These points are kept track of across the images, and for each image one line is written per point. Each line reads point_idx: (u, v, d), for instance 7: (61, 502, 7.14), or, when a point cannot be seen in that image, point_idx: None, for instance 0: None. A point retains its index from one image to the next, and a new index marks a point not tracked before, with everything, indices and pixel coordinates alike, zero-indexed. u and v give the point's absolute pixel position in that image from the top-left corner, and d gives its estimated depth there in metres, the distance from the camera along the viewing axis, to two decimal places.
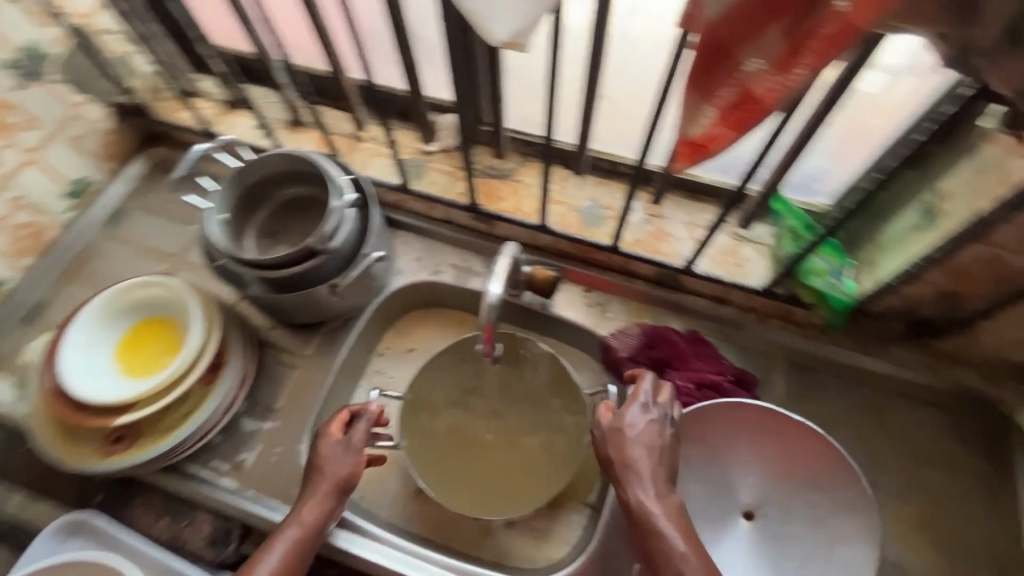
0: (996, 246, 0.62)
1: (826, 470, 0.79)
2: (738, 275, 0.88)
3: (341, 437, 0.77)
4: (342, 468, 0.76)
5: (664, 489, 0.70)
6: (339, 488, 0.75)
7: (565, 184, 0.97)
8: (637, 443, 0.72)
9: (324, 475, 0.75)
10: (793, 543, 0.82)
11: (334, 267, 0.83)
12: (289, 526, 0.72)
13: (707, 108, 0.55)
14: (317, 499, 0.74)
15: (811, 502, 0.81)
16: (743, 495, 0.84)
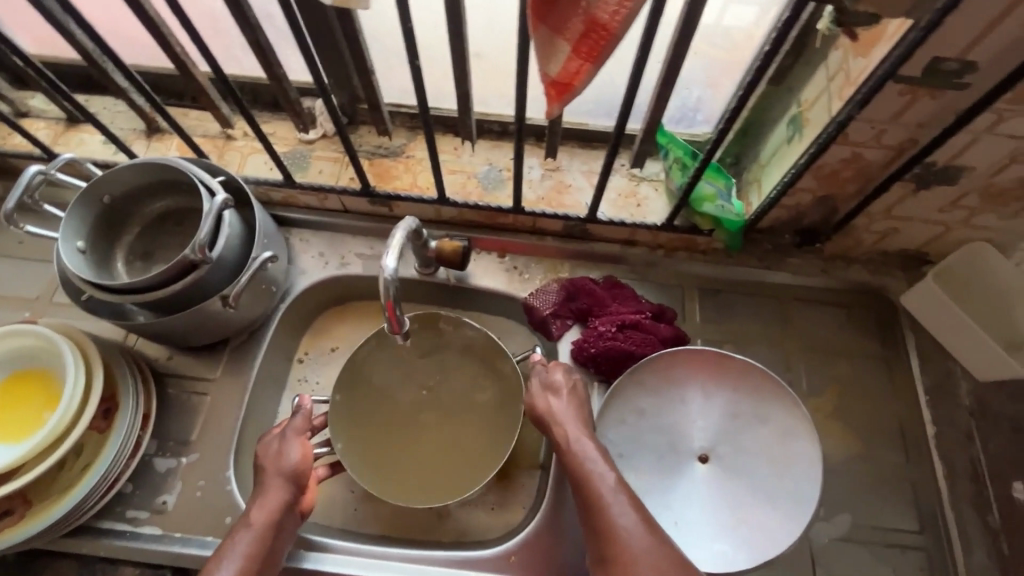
0: (854, 144, 0.66)
1: (753, 395, 0.76)
2: (638, 214, 0.89)
3: (279, 433, 0.67)
4: (290, 457, 0.65)
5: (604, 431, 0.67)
6: (290, 480, 0.63)
7: (458, 152, 0.92)
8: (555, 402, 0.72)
9: (270, 472, 0.64)
10: (749, 482, 0.73)
11: (221, 278, 0.74)
12: (239, 533, 0.59)
13: (561, 42, 0.45)
14: (270, 495, 0.62)
15: (762, 435, 0.75)
16: (693, 440, 0.76)
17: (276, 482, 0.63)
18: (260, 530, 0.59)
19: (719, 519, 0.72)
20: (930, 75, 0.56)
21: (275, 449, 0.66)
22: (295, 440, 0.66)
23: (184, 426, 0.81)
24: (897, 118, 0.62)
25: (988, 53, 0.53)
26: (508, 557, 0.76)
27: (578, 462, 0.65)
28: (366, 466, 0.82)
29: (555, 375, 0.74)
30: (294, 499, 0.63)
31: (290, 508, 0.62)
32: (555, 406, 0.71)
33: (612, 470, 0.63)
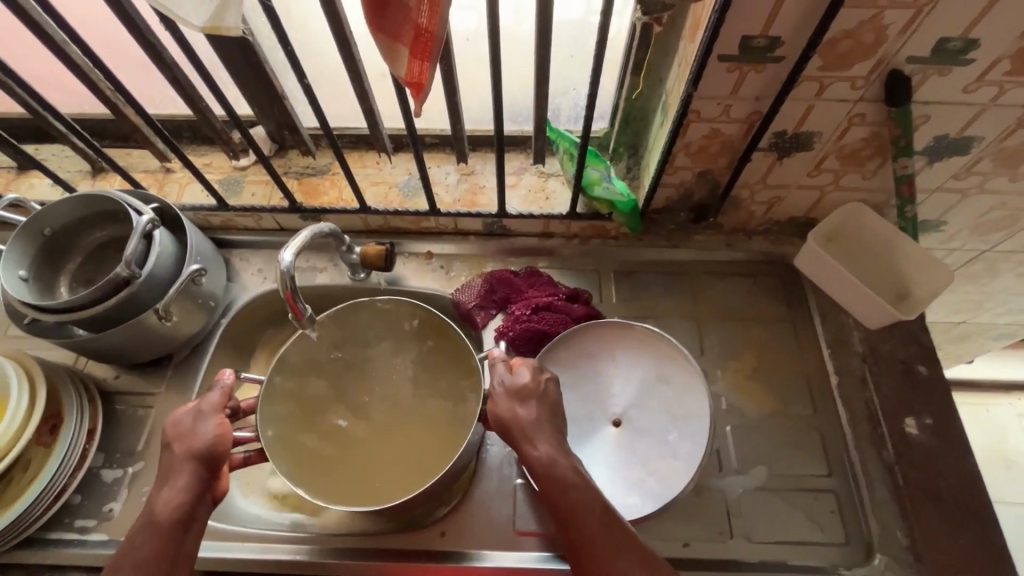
0: (708, 120, 0.74)
1: (656, 360, 0.82)
2: (547, 206, 0.96)
3: (194, 408, 0.70)
4: (195, 443, 0.66)
5: (535, 409, 0.67)
6: (199, 464, 0.65)
7: (380, 166, 1.00)
8: (523, 415, 0.67)
9: (178, 455, 0.66)
10: (654, 443, 0.78)
11: (156, 294, 0.81)
12: (143, 532, 0.61)
13: (400, 48, 0.53)
14: (175, 486, 0.64)
15: (666, 397, 0.80)
16: (608, 407, 0.82)
17: (182, 472, 0.65)
18: (161, 532, 0.61)
19: (626, 476, 0.77)
20: (745, 51, 0.64)
21: (182, 429, 0.68)
22: (212, 416, 0.69)
23: (129, 438, 0.86)
24: (735, 93, 0.70)
25: (786, 29, 0.62)
26: (440, 535, 0.79)
27: (561, 496, 0.62)
28: (303, 458, 0.83)
29: (522, 375, 0.69)
30: (205, 481, 0.65)
31: (199, 497, 0.64)
32: (524, 418, 0.66)
33: (599, 501, 0.62)
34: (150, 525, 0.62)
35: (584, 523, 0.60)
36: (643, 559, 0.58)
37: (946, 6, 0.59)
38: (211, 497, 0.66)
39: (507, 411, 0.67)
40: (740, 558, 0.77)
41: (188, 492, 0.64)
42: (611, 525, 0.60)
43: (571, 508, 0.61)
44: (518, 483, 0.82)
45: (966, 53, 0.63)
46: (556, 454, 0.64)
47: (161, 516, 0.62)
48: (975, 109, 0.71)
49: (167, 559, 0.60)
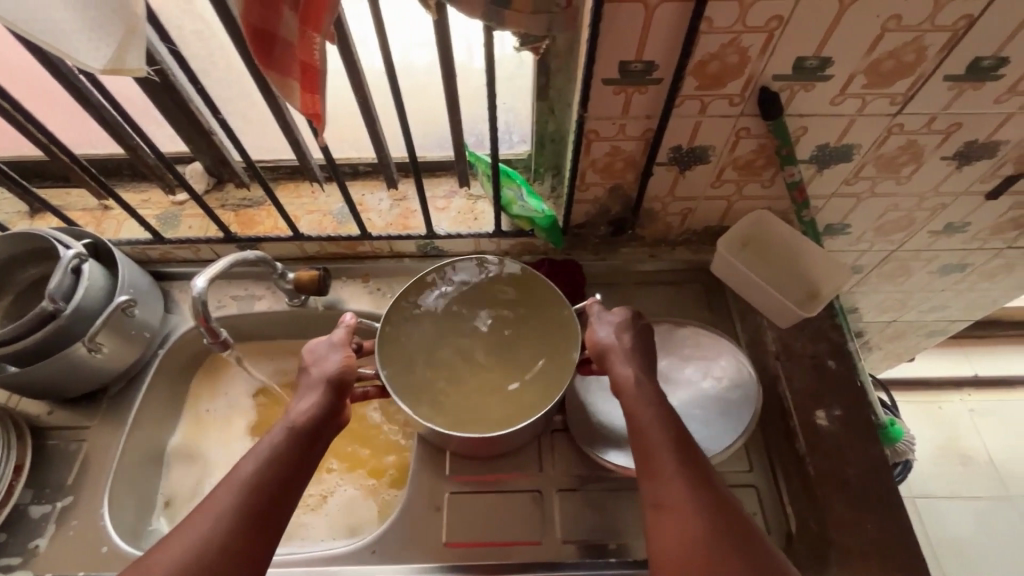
0: (607, 138, 0.79)
1: (709, 354, 0.91)
2: (476, 226, 1.00)
3: (326, 341, 0.77)
4: (331, 367, 0.73)
5: (629, 339, 0.76)
6: (330, 386, 0.71)
7: (314, 195, 1.03)
8: (621, 342, 0.75)
9: (313, 377, 0.73)
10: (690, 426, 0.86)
11: (86, 325, 0.83)
12: (280, 428, 0.68)
13: (292, 83, 0.57)
14: (310, 400, 0.71)
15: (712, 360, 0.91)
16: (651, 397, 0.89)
17: (317, 391, 0.71)
18: (296, 435, 0.67)
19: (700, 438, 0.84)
20: (625, 75, 0.70)
21: (320, 355, 0.75)
22: (340, 350, 0.75)
23: (60, 472, 0.86)
24: (626, 113, 0.76)
25: (657, 54, 0.68)
26: (372, 552, 0.80)
27: (639, 409, 0.69)
28: (495, 420, 0.81)
29: (615, 312, 0.79)
30: (335, 398, 0.71)
31: (327, 418, 0.70)
32: (619, 345, 0.75)
33: (675, 426, 0.68)
34: (288, 428, 0.68)
35: (658, 436, 0.67)
36: (703, 483, 0.64)
37: (794, 30, 0.65)
38: (336, 423, 0.71)
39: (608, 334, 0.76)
40: None
41: (319, 409, 0.70)
42: (684, 448, 0.66)
43: (656, 421, 0.68)
44: (450, 495, 0.84)
45: (823, 69, 0.70)
46: (642, 378, 0.72)
47: (299, 423, 0.68)
48: (847, 119, 0.77)
49: (291, 466, 0.66)
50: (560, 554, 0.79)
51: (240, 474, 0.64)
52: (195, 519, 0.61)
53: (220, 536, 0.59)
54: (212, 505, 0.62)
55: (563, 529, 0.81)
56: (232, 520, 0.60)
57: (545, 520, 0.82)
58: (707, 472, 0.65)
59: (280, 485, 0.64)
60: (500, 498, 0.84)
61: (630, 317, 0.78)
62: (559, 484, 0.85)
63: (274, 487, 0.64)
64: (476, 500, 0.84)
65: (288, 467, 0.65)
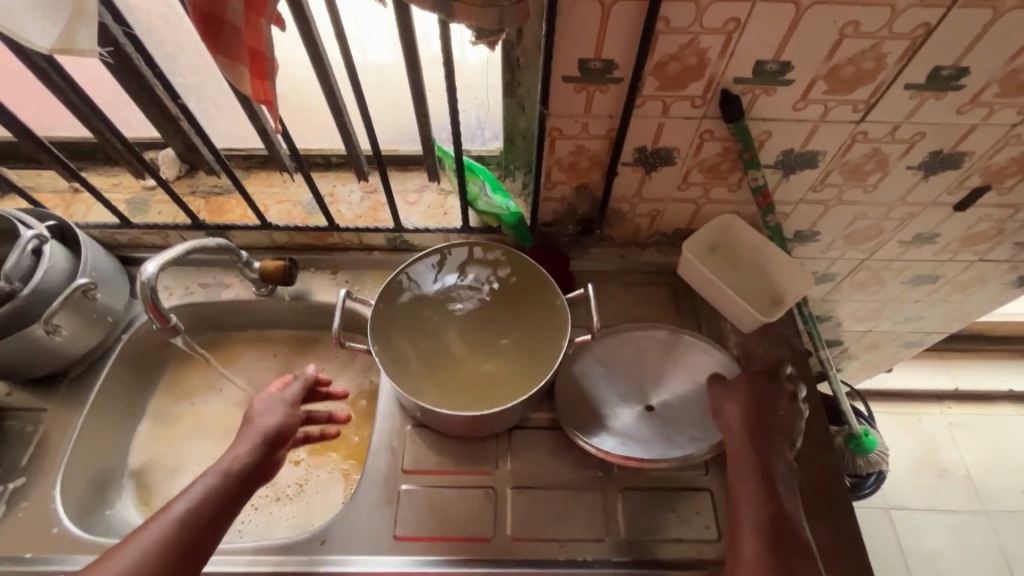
0: (570, 136, 0.79)
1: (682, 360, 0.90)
2: (445, 222, 1.01)
3: (278, 395, 0.82)
4: (272, 419, 0.78)
5: (743, 405, 0.80)
6: (264, 441, 0.75)
7: (285, 185, 1.04)
8: (732, 408, 0.81)
9: (253, 427, 0.77)
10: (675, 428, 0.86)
11: (42, 307, 0.83)
12: (213, 472, 0.71)
13: (240, 68, 0.57)
14: (243, 448, 0.74)
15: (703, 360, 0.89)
16: (633, 400, 0.89)
17: (254, 440, 0.75)
18: (232, 476, 0.71)
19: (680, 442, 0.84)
20: (585, 73, 0.70)
21: (270, 406, 0.80)
22: (284, 406, 0.80)
23: (15, 454, 0.85)
24: (588, 111, 0.76)
25: (617, 52, 0.68)
26: (321, 543, 0.80)
27: (737, 482, 0.76)
28: (508, 302, 0.91)
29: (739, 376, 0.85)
30: (267, 451, 0.75)
31: (259, 467, 0.74)
32: (731, 411, 0.81)
33: (770, 507, 0.72)
34: (223, 472, 0.71)
35: (750, 505, 0.73)
36: (781, 560, 0.68)
37: (752, 32, 0.65)
38: (269, 472, 0.76)
39: (735, 397, 0.82)
40: (612, 558, 0.79)
41: (252, 458, 0.73)
42: (775, 523, 0.71)
43: (750, 496, 0.73)
44: (404, 488, 0.84)
45: (783, 73, 0.70)
46: (750, 450, 0.77)
47: (234, 468, 0.72)
48: (809, 125, 0.77)
49: (221, 507, 0.69)
50: (510, 550, 0.79)
51: (172, 511, 0.67)
52: (125, 547, 0.65)
53: (143, 567, 0.63)
54: (137, 540, 0.65)
55: (514, 527, 0.81)
56: (156, 555, 0.64)
57: (497, 517, 0.82)
58: (797, 549, 0.69)
59: (208, 521, 0.68)
60: (453, 493, 0.84)
61: (753, 386, 0.82)
62: (515, 481, 0.85)
63: (201, 523, 0.67)
64: (430, 494, 0.83)
65: (217, 509, 0.69)
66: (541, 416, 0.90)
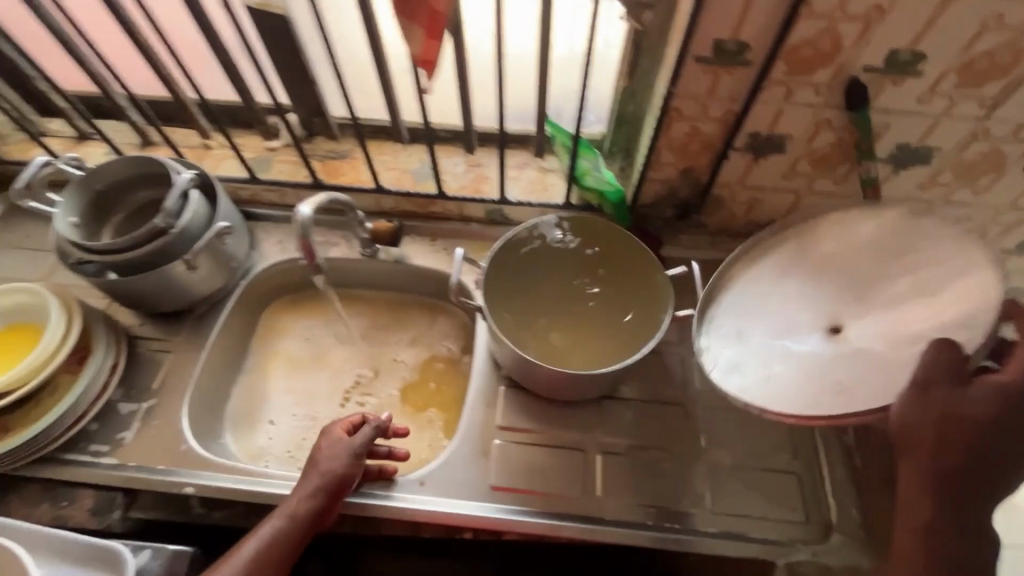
0: (689, 117, 0.83)
1: (871, 266, 0.71)
2: (544, 197, 1.05)
3: (344, 443, 0.81)
4: (337, 466, 0.79)
5: (953, 420, 0.58)
6: (327, 490, 0.77)
7: (396, 153, 1.10)
8: (932, 432, 0.58)
9: (315, 473, 0.78)
10: (861, 355, 0.65)
11: (185, 246, 0.91)
12: (280, 518, 0.74)
13: (415, 27, 0.63)
14: (308, 492, 0.76)
15: (873, 229, 0.72)
16: (809, 326, 0.71)
17: (317, 488, 0.77)
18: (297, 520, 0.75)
19: (874, 345, 0.65)
20: (719, 54, 0.73)
21: (336, 450, 0.80)
22: (348, 457, 0.80)
23: (147, 376, 0.94)
24: (711, 93, 0.79)
25: (754, 34, 0.71)
26: (420, 484, 0.84)
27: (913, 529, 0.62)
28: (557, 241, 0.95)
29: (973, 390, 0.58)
30: (327, 500, 0.77)
31: (321, 512, 0.77)
32: (929, 438, 0.58)
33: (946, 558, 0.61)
34: (290, 516, 0.75)
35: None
36: None
37: (891, 22, 0.67)
38: (331, 514, 0.79)
39: (921, 429, 0.58)
40: (700, 527, 0.81)
41: (316, 505, 0.76)
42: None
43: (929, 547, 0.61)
44: (497, 442, 0.88)
45: (915, 64, 0.72)
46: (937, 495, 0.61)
47: (299, 513, 0.75)
48: (931, 119, 0.78)
49: (289, 548, 0.73)
50: (600, 509, 0.82)
51: (243, 554, 0.71)
52: None
53: None
54: None
55: (603, 488, 0.84)
56: None
57: (587, 477, 0.85)
58: None
59: (274, 565, 0.72)
60: (545, 451, 0.87)
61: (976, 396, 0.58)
62: (603, 446, 0.87)
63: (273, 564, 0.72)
64: (522, 450, 0.87)
65: (285, 551, 0.73)
66: (631, 388, 0.93)
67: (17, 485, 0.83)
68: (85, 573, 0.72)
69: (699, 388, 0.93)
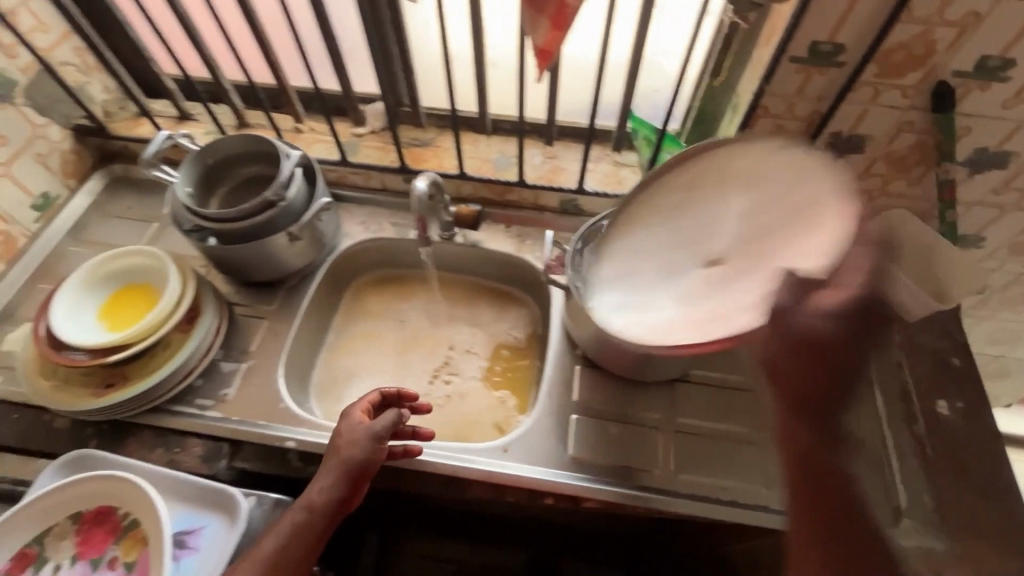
0: (775, 115, 0.87)
1: (803, 198, 0.69)
2: (618, 189, 1.09)
3: (366, 429, 0.80)
4: (359, 451, 0.79)
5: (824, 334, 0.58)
6: (345, 478, 0.77)
7: (477, 143, 1.16)
8: (832, 352, 0.58)
9: (335, 461, 0.78)
10: (726, 294, 0.70)
11: (289, 219, 0.98)
12: (300, 511, 0.74)
13: (542, 18, 0.69)
14: (326, 483, 0.76)
15: (750, 150, 0.75)
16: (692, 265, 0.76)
17: (336, 477, 0.77)
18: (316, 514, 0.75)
19: (735, 290, 0.69)
20: (814, 54, 0.78)
21: (358, 436, 0.79)
22: (371, 443, 0.79)
23: (246, 339, 1.00)
24: (800, 92, 0.83)
25: (850, 36, 0.75)
26: (503, 450, 0.89)
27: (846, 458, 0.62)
28: None
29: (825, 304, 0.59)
30: (347, 490, 0.77)
31: (340, 502, 0.77)
32: (810, 357, 0.58)
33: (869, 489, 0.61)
34: (307, 507, 0.75)
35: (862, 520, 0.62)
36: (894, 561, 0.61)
37: (986, 28, 0.71)
38: (350, 504, 0.79)
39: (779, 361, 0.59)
40: (772, 505, 0.84)
41: (334, 494, 0.76)
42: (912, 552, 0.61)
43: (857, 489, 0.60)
44: (574, 417, 0.92)
45: (1004, 70, 0.75)
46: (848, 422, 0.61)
47: (318, 504, 0.75)
48: (1013, 125, 0.82)
49: (309, 542, 0.74)
50: (675, 484, 0.86)
51: (263, 549, 0.72)
52: None
53: None
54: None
55: (677, 464, 0.88)
56: None
57: (661, 454, 0.89)
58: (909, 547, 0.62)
59: (294, 562, 0.72)
60: (620, 427, 0.91)
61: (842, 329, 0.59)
62: (677, 427, 0.91)
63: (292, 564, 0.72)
64: (599, 425, 0.91)
65: (304, 545, 0.73)
66: (701, 373, 0.97)
67: (130, 431, 0.89)
68: (203, 512, 0.79)
69: None
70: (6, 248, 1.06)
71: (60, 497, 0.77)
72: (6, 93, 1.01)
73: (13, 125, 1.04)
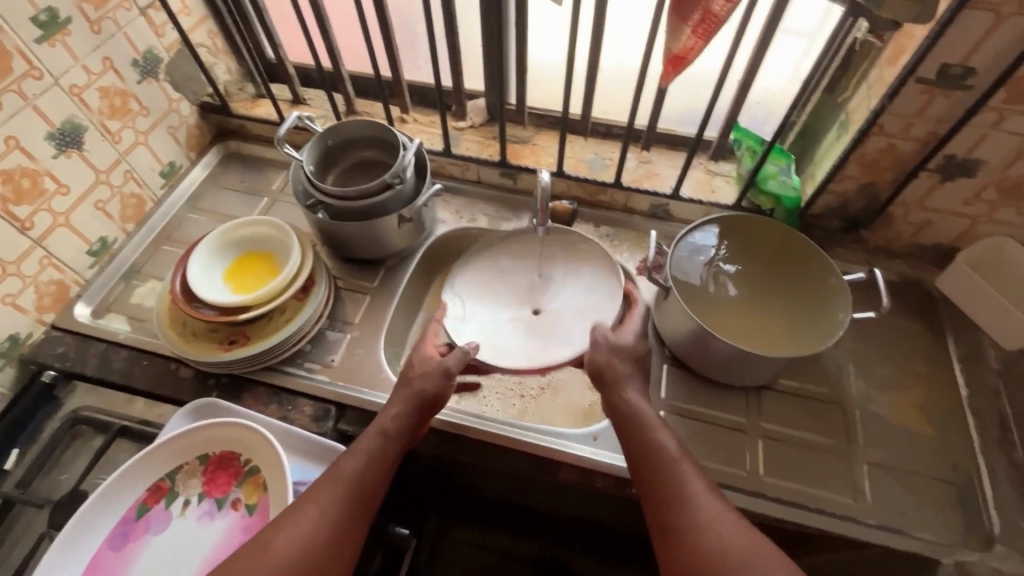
0: (890, 134, 0.88)
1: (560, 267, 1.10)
2: (713, 197, 1.11)
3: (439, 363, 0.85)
4: (430, 385, 0.83)
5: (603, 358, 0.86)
6: (416, 407, 0.81)
7: (574, 144, 1.20)
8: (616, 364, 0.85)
9: (407, 392, 0.82)
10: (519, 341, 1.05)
11: (401, 202, 1.04)
12: (375, 435, 0.78)
13: (685, 27, 0.72)
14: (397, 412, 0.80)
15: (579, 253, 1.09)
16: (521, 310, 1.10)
17: (407, 407, 0.81)
18: (390, 440, 0.78)
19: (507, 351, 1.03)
20: (942, 77, 0.79)
21: (427, 369, 0.84)
22: (445, 376, 0.84)
23: (350, 311, 1.06)
24: (921, 113, 0.85)
25: (984, 60, 0.76)
26: (593, 438, 0.92)
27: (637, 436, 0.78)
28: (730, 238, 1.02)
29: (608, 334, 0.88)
30: (417, 419, 0.81)
31: (409, 431, 0.80)
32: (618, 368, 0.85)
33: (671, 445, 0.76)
34: (382, 433, 0.78)
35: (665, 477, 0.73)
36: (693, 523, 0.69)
37: None
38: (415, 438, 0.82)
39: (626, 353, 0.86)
40: (859, 517, 0.85)
41: (405, 423, 0.80)
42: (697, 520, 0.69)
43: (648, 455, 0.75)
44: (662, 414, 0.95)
45: None
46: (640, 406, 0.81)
47: (391, 431, 0.79)
48: None
49: (383, 468, 0.76)
50: (762, 487, 0.88)
51: (344, 469, 0.74)
52: (304, 504, 0.70)
53: (322, 522, 0.69)
54: (316, 495, 0.71)
55: (764, 468, 0.90)
56: (334, 511, 0.70)
57: (748, 456, 0.90)
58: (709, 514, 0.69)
59: (370, 485, 0.74)
60: (707, 426, 0.94)
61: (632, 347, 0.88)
62: (764, 432, 0.93)
63: (368, 489, 0.73)
64: (685, 423, 0.94)
65: (380, 470, 0.75)
66: (787, 382, 0.98)
67: (246, 387, 0.96)
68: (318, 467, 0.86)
69: (855, 392, 0.97)
70: (136, 210, 1.15)
71: (193, 439, 0.84)
72: (153, 68, 1.11)
73: (155, 98, 1.13)
